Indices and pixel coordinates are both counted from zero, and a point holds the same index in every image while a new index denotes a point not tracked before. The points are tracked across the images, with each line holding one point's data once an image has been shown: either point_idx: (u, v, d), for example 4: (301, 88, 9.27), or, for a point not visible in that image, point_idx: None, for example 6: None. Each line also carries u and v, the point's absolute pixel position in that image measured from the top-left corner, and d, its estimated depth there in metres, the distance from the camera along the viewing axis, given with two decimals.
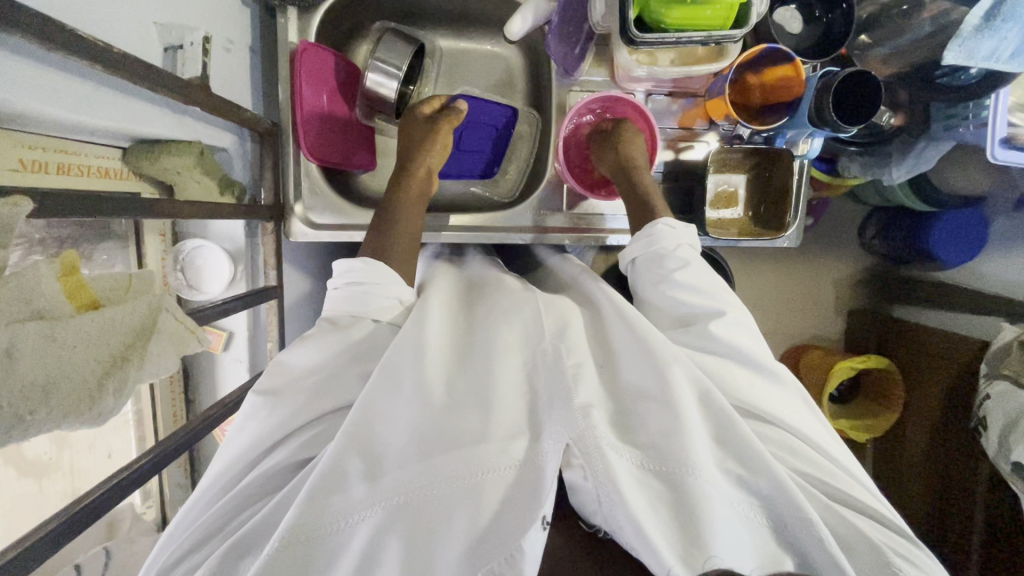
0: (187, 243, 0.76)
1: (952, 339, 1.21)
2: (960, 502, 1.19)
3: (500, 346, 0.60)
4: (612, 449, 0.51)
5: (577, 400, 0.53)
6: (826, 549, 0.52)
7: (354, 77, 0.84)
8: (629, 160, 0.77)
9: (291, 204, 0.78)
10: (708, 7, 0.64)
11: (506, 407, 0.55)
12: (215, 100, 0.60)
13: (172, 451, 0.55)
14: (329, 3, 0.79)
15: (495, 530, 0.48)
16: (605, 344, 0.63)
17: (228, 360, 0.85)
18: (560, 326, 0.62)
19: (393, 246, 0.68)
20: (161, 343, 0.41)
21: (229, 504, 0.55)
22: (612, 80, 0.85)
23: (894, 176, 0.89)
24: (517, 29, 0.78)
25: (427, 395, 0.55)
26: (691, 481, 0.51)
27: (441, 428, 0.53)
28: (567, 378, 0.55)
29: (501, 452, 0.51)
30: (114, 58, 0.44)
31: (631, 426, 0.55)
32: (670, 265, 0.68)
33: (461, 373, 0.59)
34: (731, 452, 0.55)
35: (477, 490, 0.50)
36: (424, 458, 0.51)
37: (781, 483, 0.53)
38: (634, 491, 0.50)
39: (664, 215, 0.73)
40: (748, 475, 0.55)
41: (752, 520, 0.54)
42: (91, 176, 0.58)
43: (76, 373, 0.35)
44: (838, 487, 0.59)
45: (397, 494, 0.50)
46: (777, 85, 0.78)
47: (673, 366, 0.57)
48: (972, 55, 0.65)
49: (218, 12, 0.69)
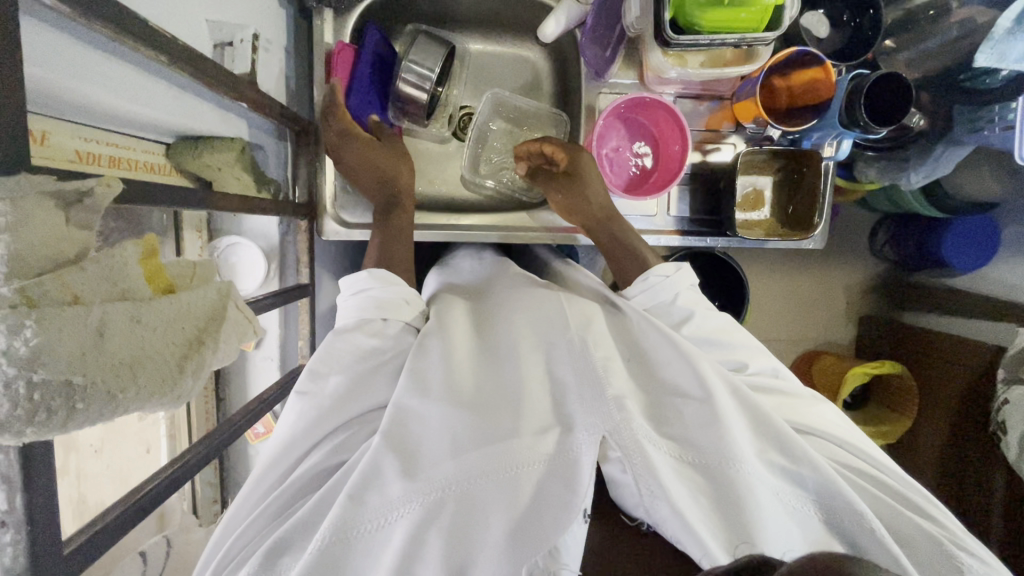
0: (222, 240, 0.75)
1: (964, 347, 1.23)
2: (976, 505, 1.21)
3: (527, 341, 0.60)
4: (649, 442, 0.51)
5: (609, 391, 0.53)
6: (879, 541, 0.54)
7: (384, 78, 0.86)
8: (607, 208, 0.80)
9: (324, 203, 0.79)
10: (745, 9, 0.66)
11: (533, 401, 0.55)
12: (262, 97, 0.60)
13: (211, 450, 0.54)
14: (363, 5, 0.80)
15: (533, 521, 0.48)
16: (632, 342, 0.63)
17: (259, 358, 0.83)
18: (585, 321, 0.62)
19: (393, 255, 0.70)
20: (230, 329, 0.39)
21: (270, 503, 0.55)
22: (640, 82, 0.85)
23: (912, 181, 0.89)
24: (549, 32, 0.79)
25: (455, 392, 0.56)
26: (733, 473, 0.51)
27: (476, 426, 0.53)
28: (598, 369, 0.55)
29: (531, 447, 0.51)
30: (177, 49, 0.45)
31: (664, 419, 0.55)
32: (672, 314, 0.69)
33: (488, 369, 0.60)
34: (772, 442, 0.56)
35: (514, 484, 0.50)
36: (458, 455, 0.51)
37: (824, 474, 0.54)
38: (675, 483, 0.50)
39: (647, 254, 0.76)
40: (791, 465, 0.55)
41: (801, 510, 0.55)
42: (138, 171, 0.59)
43: (157, 354, 0.34)
44: (871, 473, 0.61)
45: (435, 489, 0.50)
46: (805, 88, 0.79)
47: (702, 362, 0.58)
48: (1004, 57, 0.65)
49: (258, 11, 0.70)
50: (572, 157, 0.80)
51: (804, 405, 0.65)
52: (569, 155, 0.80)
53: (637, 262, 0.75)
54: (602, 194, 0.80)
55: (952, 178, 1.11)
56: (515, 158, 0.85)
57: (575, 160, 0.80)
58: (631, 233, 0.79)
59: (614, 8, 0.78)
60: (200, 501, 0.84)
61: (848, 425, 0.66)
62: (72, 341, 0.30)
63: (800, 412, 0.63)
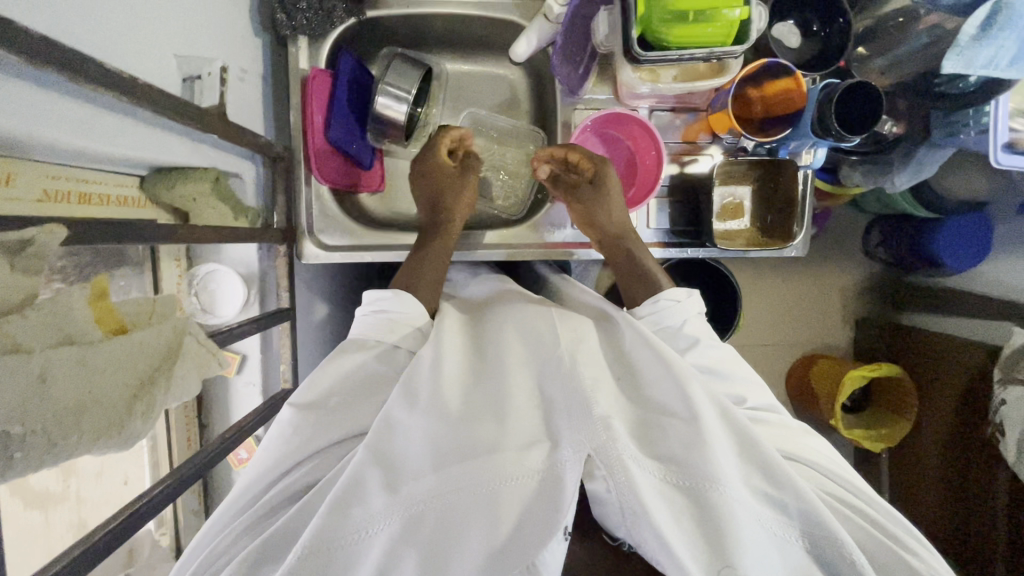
0: (201, 267, 0.75)
1: (960, 346, 1.23)
2: (981, 508, 1.19)
3: (516, 359, 0.60)
4: (635, 464, 0.50)
5: (596, 410, 0.51)
6: (858, 571, 0.53)
7: (363, 99, 0.86)
8: (622, 227, 0.81)
9: (302, 228, 0.81)
10: (709, 25, 0.66)
11: (519, 416, 0.54)
12: (232, 128, 0.61)
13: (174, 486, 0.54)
14: (337, 31, 0.80)
15: (514, 537, 0.49)
16: (621, 356, 0.63)
17: (240, 385, 0.82)
18: (575, 338, 0.61)
19: (422, 279, 0.72)
20: (183, 366, 0.42)
21: (252, 516, 0.56)
22: (615, 97, 0.85)
23: (897, 182, 0.91)
24: (521, 51, 0.80)
25: (441, 406, 0.55)
26: (716, 496, 0.50)
27: (460, 439, 0.52)
28: (585, 388, 0.53)
29: (516, 462, 0.50)
30: (137, 88, 0.46)
31: (652, 438, 0.54)
32: (678, 342, 0.69)
33: (477, 383, 0.59)
34: (757, 468, 0.55)
35: (495, 499, 0.49)
36: (440, 468, 0.51)
37: (809, 502, 0.53)
38: (659, 506, 0.49)
39: (660, 282, 0.75)
40: (774, 492, 0.54)
41: (782, 538, 0.54)
42: (109, 205, 0.59)
43: (106, 396, 0.36)
44: (858, 505, 0.60)
45: (417, 502, 0.50)
46: (779, 98, 0.80)
47: (694, 383, 0.57)
48: (971, 63, 0.64)
49: (232, 42, 0.71)
50: (597, 168, 0.80)
51: (790, 434, 0.65)
52: (595, 166, 0.80)
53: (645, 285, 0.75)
54: (621, 211, 0.80)
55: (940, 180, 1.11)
56: (535, 163, 0.81)
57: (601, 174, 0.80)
58: (645, 254, 0.80)
59: (581, 23, 0.78)
60: (183, 530, 0.83)
61: (836, 459, 0.66)
62: (15, 389, 0.31)
63: (790, 442, 0.64)
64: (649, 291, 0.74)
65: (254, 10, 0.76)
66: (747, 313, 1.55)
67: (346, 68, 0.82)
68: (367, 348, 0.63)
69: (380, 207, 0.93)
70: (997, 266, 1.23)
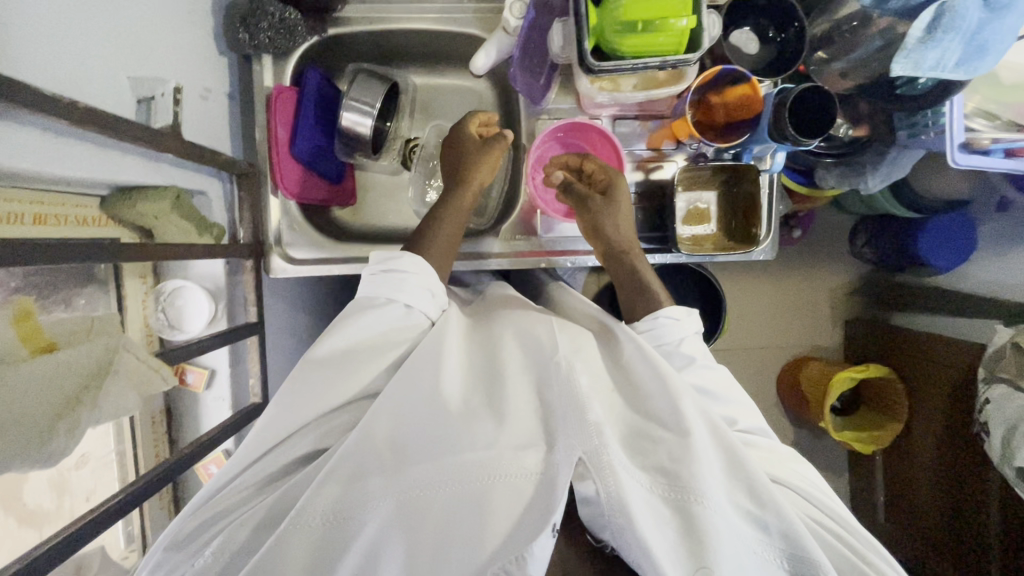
0: (168, 284, 0.76)
1: (948, 346, 1.24)
2: (973, 508, 1.20)
3: (517, 368, 0.62)
4: (623, 469, 0.52)
5: (590, 417, 0.54)
6: None
7: (330, 114, 0.87)
8: (626, 243, 0.79)
9: (269, 242, 0.82)
10: (661, 34, 0.67)
11: (519, 420, 0.56)
12: (186, 146, 0.62)
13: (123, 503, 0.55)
14: (301, 49, 0.82)
15: (503, 531, 0.49)
16: (620, 368, 0.65)
17: (211, 399, 0.82)
18: (574, 348, 0.63)
19: (434, 245, 0.74)
20: (115, 382, 0.49)
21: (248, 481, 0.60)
22: (578, 106, 0.86)
23: (870, 184, 0.95)
24: (481, 64, 0.81)
25: (441, 408, 0.58)
26: (700, 510, 0.51)
27: (458, 435, 0.54)
28: (580, 397, 0.56)
29: (513, 460, 0.52)
30: (78, 111, 0.47)
31: (641, 449, 0.56)
32: (673, 359, 0.70)
33: (476, 390, 0.61)
34: (742, 486, 0.56)
35: (488, 493, 0.51)
36: (438, 459, 0.53)
37: (790, 522, 0.54)
38: (643, 511, 0.50)
39: (658, 297, 0.76)
40: (757, 510, 0.55)
41: (761, 556, 0.54)
42: (68, 226, 0.61)
43: (30, 410, 0.43)
44: (839, 534, 0.61)
45: (413, 490, 0.52)
46: (738, 105, 0.80)
47: (686, 399, 0.59)
48: (919, 66, 0.65)
49: (195, 63, 0.73)
50: (611, 179, 0.80)
51: (775, 461, 0.67)
52: (608, 177, 0.80)
53: (644, 301, 0.76)
54: (629, 226, 0.79)
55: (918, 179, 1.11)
56: (549, 171, 0.82)
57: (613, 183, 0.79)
58: (647, 270, 0.79)
59: (539, 33, 0.78)
60: None
61: (822, 489, 0.67)
62: None
63: (779, 468, 0.66)
64: (646, 306, 0.76)
65: (217, 30, 0.77)
66: (734, 317, 1.55)
67: (312, 84, 0.83)
68: (377, 307, 0.65)
69: (351, 219, 0.94)
70: (982, 266, 1.25)
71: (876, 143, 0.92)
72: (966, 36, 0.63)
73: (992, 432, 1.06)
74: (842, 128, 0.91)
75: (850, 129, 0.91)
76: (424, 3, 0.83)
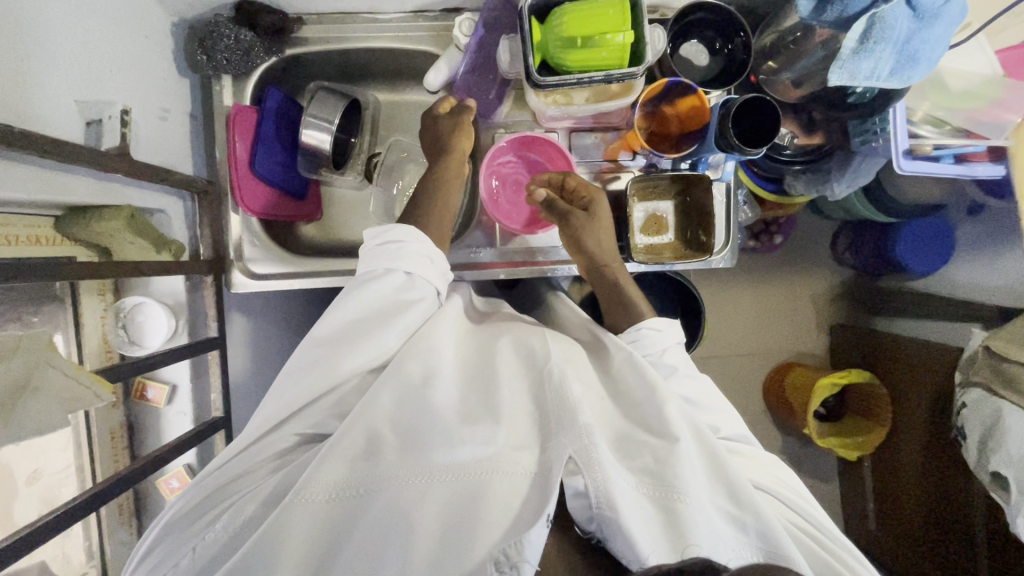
0: (128, 300, 0.77)
1: (932, 351, 1.24)
2: (958, 511, 1.19)
3: (515, 371, 0.63)
4: (611, 467, 0.53)
5: (581, 419, 0.55)
6: None
7: (289, 130, 0.88)
8: (606, 258, 0.79)
9: (229, 257, 0.83)
10: (601, 49, 0.68)
11: (514, 422, 0.57)
12: (135, 166, 0.64)
13: (62, 517, 0.55)
14: (260, 69, 0.84)
15: (498, 523, 0.49)
16: (610, 376, 0.67)
17: (172, 413, 0.83)
18: (567, 357, 0.65)
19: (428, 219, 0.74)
20: (39, 397, 0.51)
21: (236, 471, 0.61)
22: (534, 119, 0.88)
23: (836, 190, 0.97)
24: (435, 80, 0.83)
25: (439, 409, 0.58)
26: (681, 507, 0.52)
27: (459, 433, 0.55)
28: (571, 400, 0.57)
29: (511, 460, 0.53)
30: (12, 134, 0.48)
31: (629, 452, 0.57)
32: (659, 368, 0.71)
33: (472, 392, 0.62)
34: (724, 487, 0.57)
35: (483, 490, 0.52)
36: (436, 456, 0.54)
37: (768, 523, 0.55)
38: (630, 505, 0.51)
39: (642, 308, 0.78)
40: (738, 512, 0.56)
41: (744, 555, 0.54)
42: (21, 244, 0.62)
43: None
44: (821, 539, 0.62)
45: (411, 485, 0.53)
46: (689, 114, 0.82)
47: (671, 403, 0.60)
48: (855, 76, 0.66)
49: (152, 85, 0.75)
50: (593, 196, 0.79)
51: (760, 469, 0.68)
52: (590, 195, 0.79)
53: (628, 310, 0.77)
54: (610, 242, 0.79)
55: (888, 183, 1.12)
56: (534, 185, 0.81)
57: (594, 201, 0.79)
58: (630, 284, 0.79)
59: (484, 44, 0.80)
60: None
61: (807, 498, 0.68)
62: None
63: (764, 476, 0.67)
64: (632, 317, 0.77)
65: (177, 52, 0.79)
66: (716, 325, 1.56)
67: (273, 101, 0.85)
68: (377, 277, 0.65)
69: (317, 234, 0.95)
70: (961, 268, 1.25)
71: (840, 151, 0.94)
72: (897, 46, 0.64)
73: (968, 437, 1.06)
74: (787, 137, 0.95)
75: (797, 138, 0.95)
76: (380, 22, 0.85)
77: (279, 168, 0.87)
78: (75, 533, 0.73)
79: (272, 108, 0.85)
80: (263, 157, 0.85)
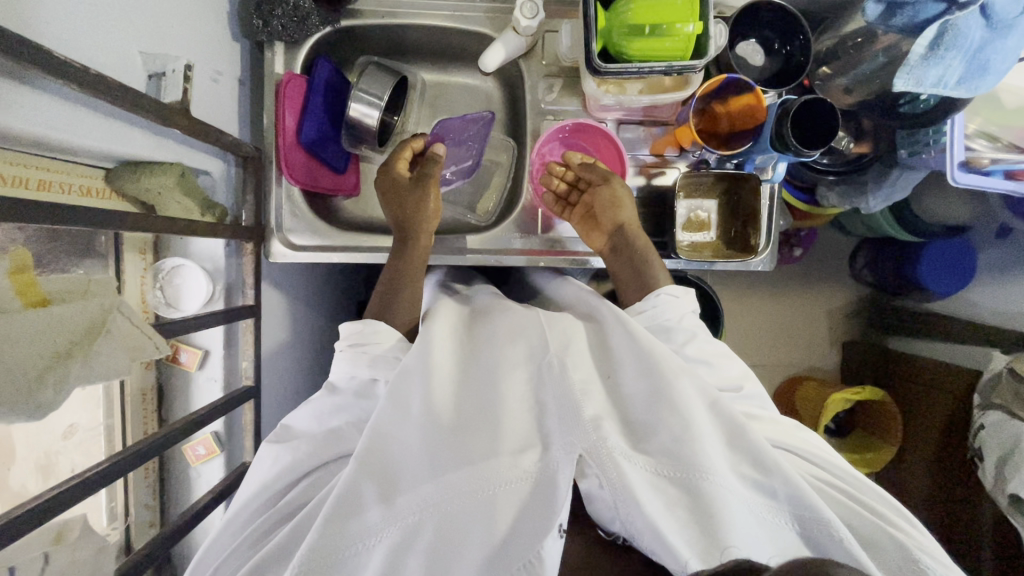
0: (168, 261, 0.76)
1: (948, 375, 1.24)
2: (965, 532, 1.19)
3: (513, 358, 0.60)
4: (625, 459, 0.51)
5: (586, 413, 0.53)
6: (847, 550, 0.52)
7: (338, 99, 0.88)
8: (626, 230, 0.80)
9: (272, 227, 0.83)
10: (667, 38, 0.68)
11: (513, 420, 0.55)
12: (194, 123, 0.63)
13: (98, 473, 0.54)
14: (313, 39, 0.84)
15: (513, 540, 0.49)
16: (603, 352, 0.63)
17: (203, 379, 0.82)
18: (563, 342, 0.61)
19: (394, 304, 0.74)
20: (109, 342, 0.52)
21: (269, 518, 0.60)
22: (585, 109, 0.88)
23: (871, 205, 0.96)
24: (492, 61, 0.82)
25: (434, 413, 0.56)
26: (705, 484, 0.51)
27: (454, 445, 0.53)
28: (574, 393, 0.55)
29: (512, 466, 0.51)
30: (90, 78, 0.48)
31: (641, 435, 0.54)
32: (674, 336, 0.69)
33: (468, 389, 0.59)
34: (745, 456, 0.55)
35: (491, 504, 0.50)
36: (436, 476, 0.52)
37: (796, 486, 0.53)
38: (651, 497, 0.50)
39: (656, 278, 0.77)
40: (763, 478, 0.54)
41: (775, 524, 0.54)
42: (72, 195, 0.61)
43: (21, 366, 0.44)
44: (844, 487, 0.61)
45: (413, 512, 0.52)
46: (743, 113, 0.81)
47: (679, 379, 0.57)
48: (921, 82, 0.66)
49: (209, 44, 0.74)
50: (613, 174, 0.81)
51: (776, 428, 0.65)
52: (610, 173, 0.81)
53: (644, 284, 0.77)
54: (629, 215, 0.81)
55: (917, 200, 1.12)
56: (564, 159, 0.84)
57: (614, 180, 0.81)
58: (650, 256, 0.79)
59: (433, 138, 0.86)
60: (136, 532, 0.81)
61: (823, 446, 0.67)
62: None
63: (782, 434, 0.65)
64: (645, 290, 0.76)
65: (231, 14, 0.78)
66: (730, 335, 1.55)
67: (324, 72, 0.85)
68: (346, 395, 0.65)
69: (353, 211, 0.94)
70: (980, 292, 1.24)
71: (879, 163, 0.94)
72: (967, 55, 0.64)
73: (986, 458, 1.05)
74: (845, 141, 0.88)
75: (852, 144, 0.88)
76: (436, 0, 0.84)
77: (320, 139, 0.85)
78: (100, 493, 0.72)
79: (324, 77, 0.84)
80: (309, 124, 0.84)
